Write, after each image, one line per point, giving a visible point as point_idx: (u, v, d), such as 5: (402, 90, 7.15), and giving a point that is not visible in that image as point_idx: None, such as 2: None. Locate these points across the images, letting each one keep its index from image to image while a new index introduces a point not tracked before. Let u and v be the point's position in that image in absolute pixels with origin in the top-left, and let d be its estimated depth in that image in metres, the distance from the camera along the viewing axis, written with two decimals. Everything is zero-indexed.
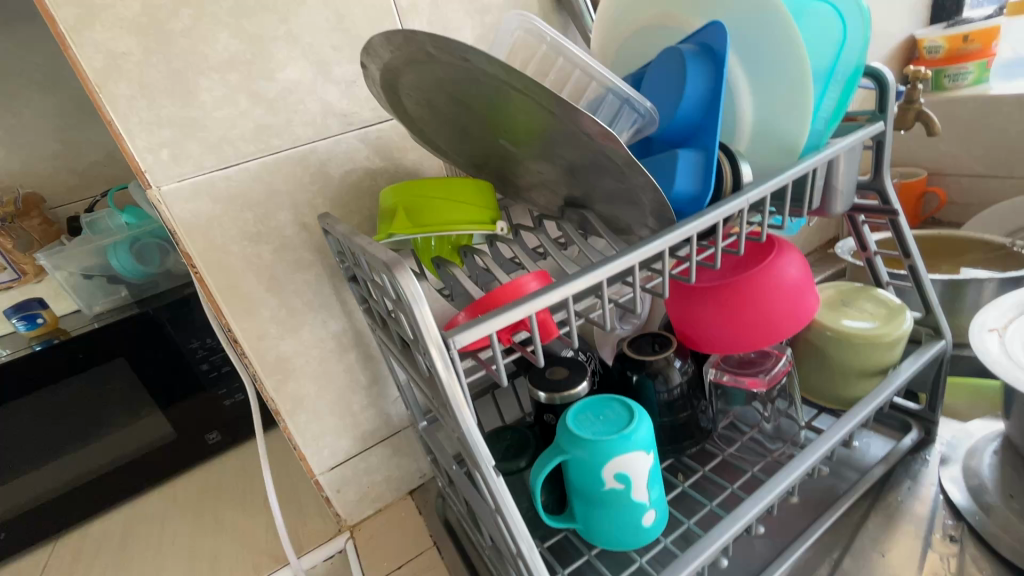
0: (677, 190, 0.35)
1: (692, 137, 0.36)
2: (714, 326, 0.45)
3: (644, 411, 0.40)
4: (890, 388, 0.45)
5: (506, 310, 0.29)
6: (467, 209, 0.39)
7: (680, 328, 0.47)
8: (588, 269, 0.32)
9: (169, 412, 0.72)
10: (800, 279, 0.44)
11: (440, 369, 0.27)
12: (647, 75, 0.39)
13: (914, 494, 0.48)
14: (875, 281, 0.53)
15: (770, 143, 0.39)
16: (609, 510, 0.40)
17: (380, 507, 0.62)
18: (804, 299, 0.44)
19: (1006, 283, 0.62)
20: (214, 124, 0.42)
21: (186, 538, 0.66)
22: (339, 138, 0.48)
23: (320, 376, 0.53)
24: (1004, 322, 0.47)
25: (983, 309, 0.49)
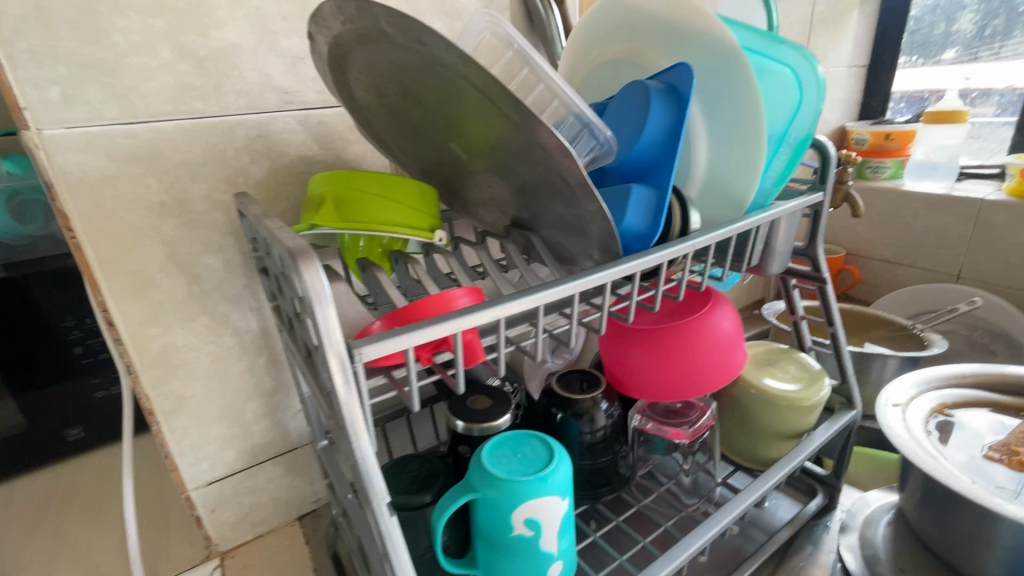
0: (626, 225, 0.33)
1: (647, 174, 0.35)
2: (644, 371, 0.43)
3: (565, 452, 0.38)
4: (803, 452, 0.46)
5: (427, 325, 0.25)
6: (403, 211, 0.36)
7: (611, 369, 0.46)
8: (525, 292, 0.29)
9: (21, 399, 0.61)
10: (732, 333, 0.44)
11: (339, 385, 0.23)
12: (610, 106, 0.38)
13: (814, 560, 0.49)
14: (799, 345, 0.55)
15: (720, 195, 0.39)
16: (514, 558, 0.36)
17: (262, 532, 0.54)
18: (734, 354, 0.44)
19: (905, 363, 0.67)
20: (130, 73, 0.37)
21: (11, 555, 0.55)
22: (275, 115, 0.43)
23: (211, 377, 0.47)
24: (905, 399, 0.49)
25: (890, 383, 0.51)
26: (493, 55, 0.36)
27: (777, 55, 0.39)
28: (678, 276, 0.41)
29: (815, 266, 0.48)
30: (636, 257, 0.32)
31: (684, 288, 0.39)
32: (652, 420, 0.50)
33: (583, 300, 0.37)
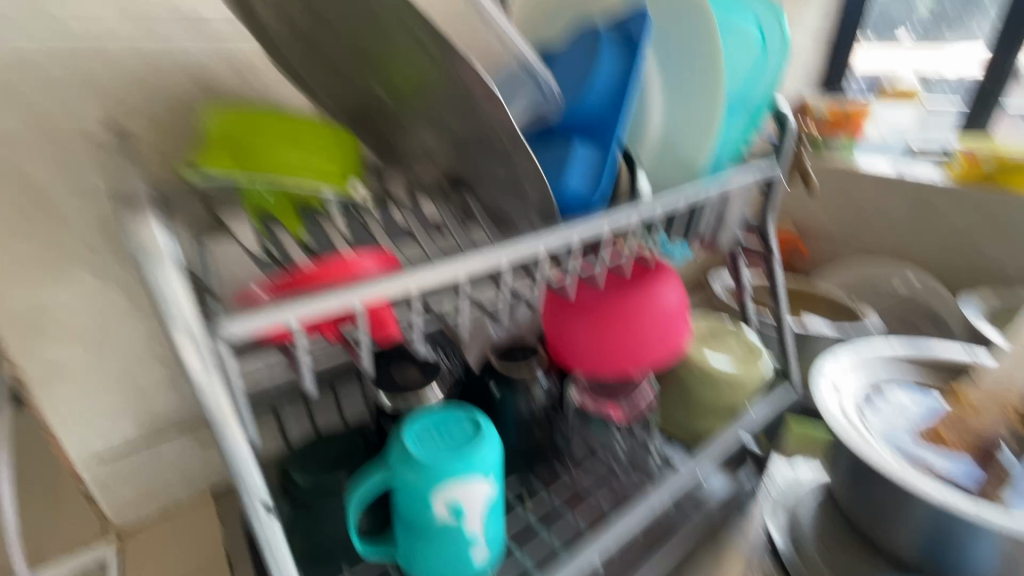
0: (570, 189, 0.30)
1: (592, 131, 0.31)
2: (584, 343, 0.41)
3: (494, 431, 0.35)
4: (737, 427, 0.46)
5: (315, 297, 0.22)
6: (314, 158, 0.31)
7: (552, 342, 0.43)
8: (442, 260, 0.25)
9: None
10: (677, 307, 0.42)
11: (194, 366, 0.20)
12: (556, 57, 0.34)
13: (743, 531, 0.50)
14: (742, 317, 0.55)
15: (671, 164, 0.36)
16: (435, 544, 0.34)
17: (168, 508, 0.49)
18: (678, 329, 0.42)
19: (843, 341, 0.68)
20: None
21: None
22: (171, 39, 0.37)
23: (95, 335, 0.41)
24: (843, 379, 0.49)
25: (827, 359, 0.50)
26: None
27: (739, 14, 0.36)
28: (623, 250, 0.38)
29: (765, 243, 0.46)
30: (570, 228, 0.29)
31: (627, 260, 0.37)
32: (593, 393, 0.48)
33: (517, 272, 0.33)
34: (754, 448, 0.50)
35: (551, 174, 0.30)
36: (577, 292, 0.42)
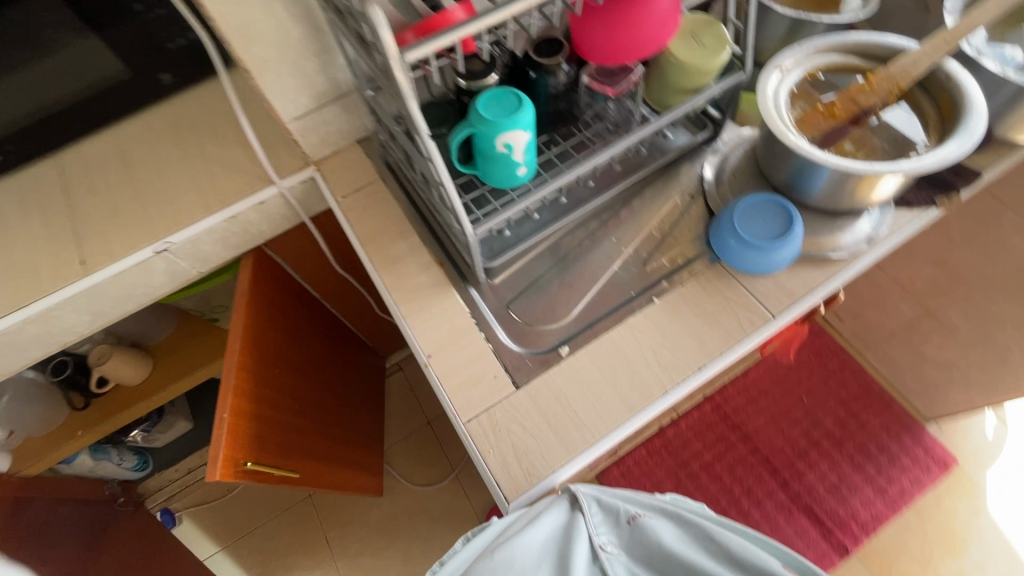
0: None
1: None
2: (596, 36, 0.58)
3: (529, 103, 0.58)
4: (724, 151, 0.73)
5: (442, 37, 0.43)
6: None
7: (617, 32, 0.57)
8: None
9: (334, 347, 1.12)
10: (667, 11, 0.57)
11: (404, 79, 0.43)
12: None
13: (716, 181, 0.71)
14: (815, 78, 0.67)
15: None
16: (495, 162, 0.61)
17: (359, 188, 0.75)
18: (666, 29, 0.58)
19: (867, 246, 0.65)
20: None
21: (165, 387, 1.10)
22: (340, 71, 0.68)
23: (296, 72, 0.65)
24: (787, 64, 0.65)
25: (795, 47, 0.66)
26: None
27: None
28: (579, 144, 0.69)
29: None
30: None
31: (592, 144, 0.68)
32: (608, 244, 0.69)
33: (537, 180, 0.67)
34: (808, 182, 0.63)
35: None
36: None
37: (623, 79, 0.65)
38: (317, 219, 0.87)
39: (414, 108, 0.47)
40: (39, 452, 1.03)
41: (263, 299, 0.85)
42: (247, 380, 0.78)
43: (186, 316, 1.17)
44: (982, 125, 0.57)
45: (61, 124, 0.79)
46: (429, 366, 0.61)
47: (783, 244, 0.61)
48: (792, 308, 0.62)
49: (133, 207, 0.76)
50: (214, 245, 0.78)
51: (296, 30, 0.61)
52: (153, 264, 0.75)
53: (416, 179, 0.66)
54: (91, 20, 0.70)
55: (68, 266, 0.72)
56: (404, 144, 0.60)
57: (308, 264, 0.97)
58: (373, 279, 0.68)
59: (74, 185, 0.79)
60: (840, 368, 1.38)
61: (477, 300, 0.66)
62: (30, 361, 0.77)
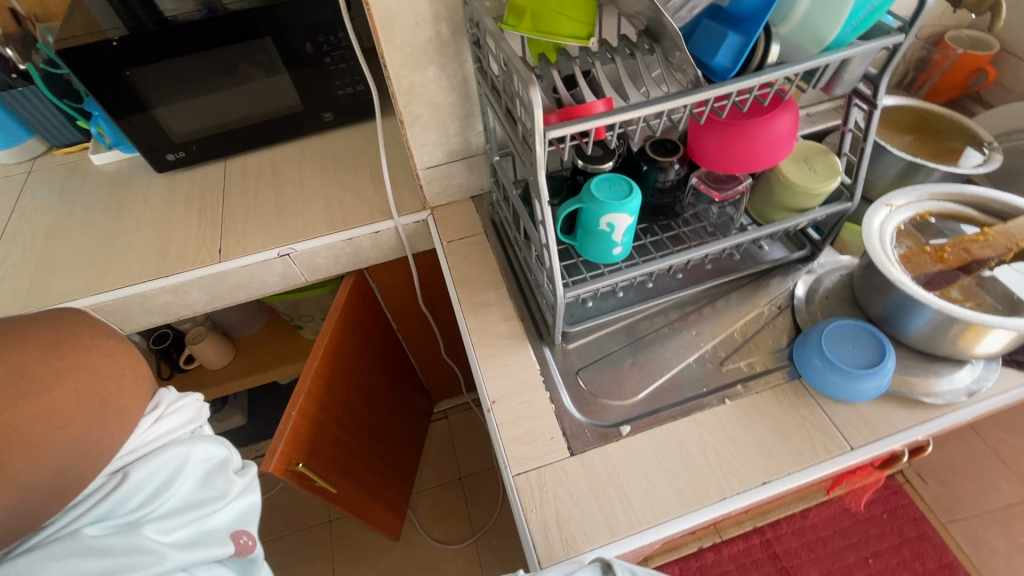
0: (717, 61, 0.51)
1: (744, 22, 0.49)
2: (712, 146, 0.63)
3: (639, 192, 0.63)
4: (819, 273, 0.74)
5: (581, 125, 0.49)
6: (571, 24, 0.53)
7: (732, 146, 0.62)
8: (676, 98, 0.52)
9: (396, 379, 1.17)
10: (784, 134, 0.61)
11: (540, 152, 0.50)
12: (698, 32, 0.53)
13: (807, 299, 0.71)
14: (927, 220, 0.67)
15: (803, 33, 0.52)
16: (595, 238, 0.66)
17: (463, 237, 0.83)
18: (780, 150, 0.62)
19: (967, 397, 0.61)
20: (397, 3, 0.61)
21: (238, 378, 1.18)
22: (475, 137, 0.78)
23: (440, 130, 0.75)
24: (896, 203, 0.67)
25: (905, 189, 0.67)
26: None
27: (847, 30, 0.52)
28: (675, 238, 0.73)
29: (875, 91, 0.59)
30: (710, 87, 0.51)
31: (687, 239, 0.72)
32: (687, 335, 0.71)
33: (629, 262, 0.71)
34: (909, 320, 0.62)
35: (711, 48, 0.51)
36: (729, 115, 0.62)
37: (730, 186, 0.69)
38: (417, 257, 0.95)
39: (541, 177, 0.53)
40: None
41: (352, 316, 0.92)
42: (319, 386, 0.83)
43: (275, 319, 1.27)
44: None
45: (238, 137, 0.94)
46: (491, 411, 0.64)
47: (872, 375, 0.59)
48: (874, 445, 0.59)
49: (272, 213, 0.88)
50: (326, 260, 0.88)
51: (451, 98, 0.72)
52: (274, 264, 0.85)
53: (518, 238, 0.73)
54: (289, 62, 0.86)
55: (208, 251, 0.83)
56: (517, 207, 0.67)
57: (397, 296, 1.04)
58: (458, 319, 0.73)
59: (231, 187, 0.93)
60: (918, 538, 1.20)
61: (549, 360, 0.68)
62: (149, 324, 0.87)
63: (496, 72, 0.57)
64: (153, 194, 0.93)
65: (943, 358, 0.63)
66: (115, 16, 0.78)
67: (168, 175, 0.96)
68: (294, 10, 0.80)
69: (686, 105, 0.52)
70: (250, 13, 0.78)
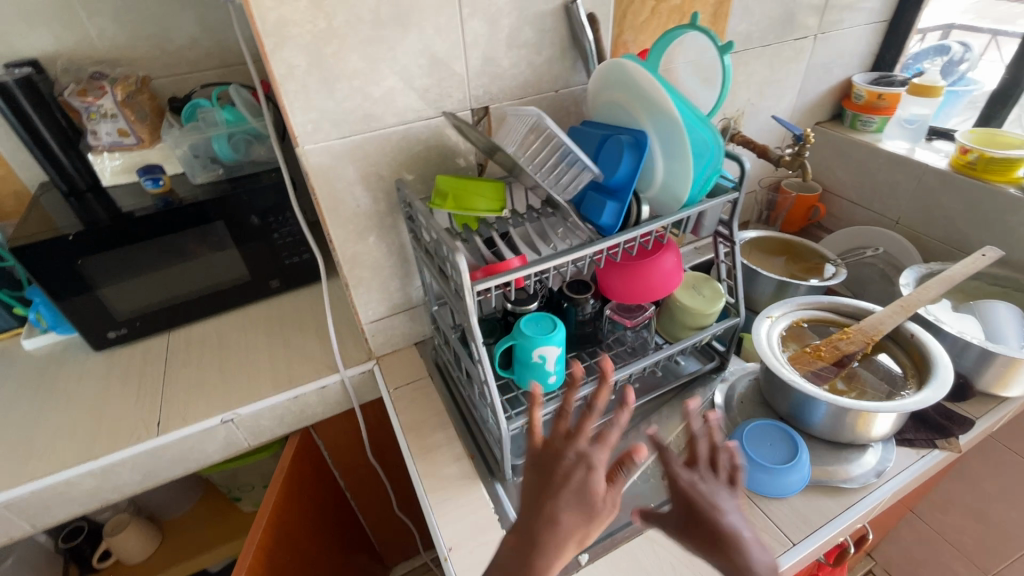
0: (603, 221, 0.64)
1: (617, 193, 0.64)
2: (617, 283, 0.75)
3: (562, 325, 0.72)
4: (731, 379, 0.83)
5: (503, 277, 0.59)
6: (485, 202, 0.65)
7: (633, 282, 0.74)
8: (579, 249, 0.64)
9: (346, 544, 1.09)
10: (671, 267, 0.74)
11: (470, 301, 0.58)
12: (585, 200, 0.67)
13: (725, 405, 0.79)
14: (803, 326, 0.80)
15: (665, 195, 0.67)
16: (529, 370, 0.72)
17: (409, 382, 0.87)
18: (671, 280, 0.75)
19: (877, 478, 0.68)
20: (340, 190, 0.72)
21: (161, 570, 1.05)
22: (413, 290, 0.87)
23: (381, 287, 0.84)
24: (775, 314, 0.80)
25: (777, 302, 0.81)
26: (512, 130, 0.68)
27: (697, 192, 0.68)
28: (603, 363, 0.81)
29: (730, 230, 0.73)
30: (602, 240, 0.64)
31: (613, 363, 0.80)
32: (627, 452, 0.75)
33: (563, 389, 0.77)
34: (812, 412, 0.71)
35: (596, 212, 0.64)
36: (625, 257, 0.75)
37: (639, 314, 0.80)
38: (364, 407, 0.97)
39: (474, 322, 0.61)
40: None
41: (296, 476, 0.89)
42: (258, 561, 0.76)
43: (208, 494, 1.18)
44: (952, 371, 0.67)
45: (183, 310, 0.98)
46: (448, 560, 0.62)
47: (792, 468, 0.65)
48: (813, 537, 0.63)
49: (216, 380, 0.89)
50: (270, 421, 0.87)
51: (390, 260, 0.82)
52: (215, 432, 0.83)
53: (461, 377, 0.78)
54: (239, 239, 0.94)
55: (144, 426, 0.81)
56: (456, 349, 0.74)
57: (344, 450, 1.02)
58: (408, 465, 0.74)
59: (173, 357, 0.94)
60: None
61: (502, 496, 0.69)
62: (67, 516, 0.80)
63: (428, 240, 0.67)
64: (87, 374, 0.92)
65: (849, 444, 0.71)
66: (73, 214, 0.86)
67: (106, 352, 0.96)
68: (246, 197, 0.91)
69: (587, 255, 0.64)
70: (206, 203, 0.88)
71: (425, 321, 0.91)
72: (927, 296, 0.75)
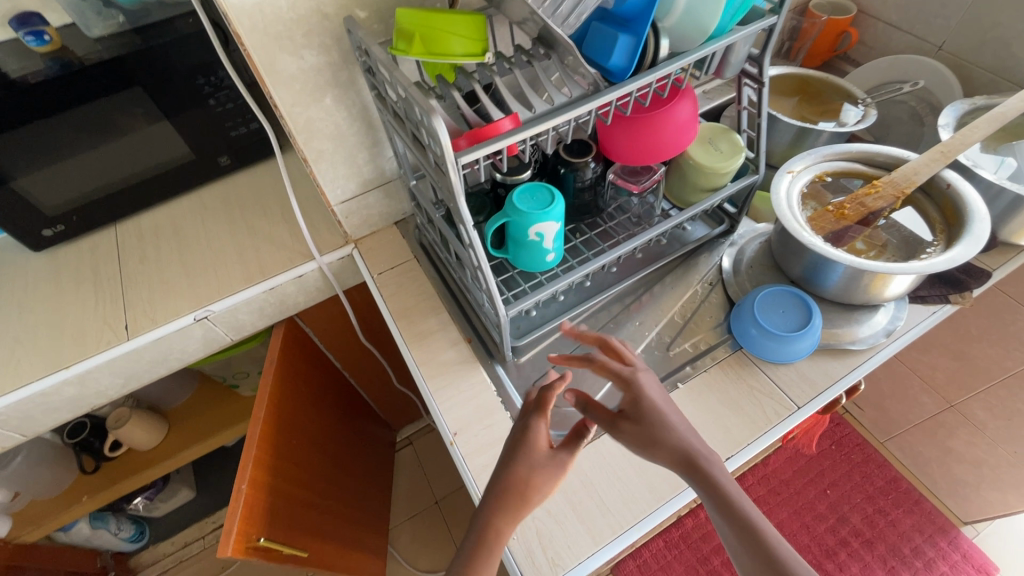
0: (613, 63, 0.52)
1: (630, 25, 0.51)
2: (622, 141, 0.64)
3: (561, 196, 0.63)
4: (741, 242, 0.78)
5: (491, 144, 0.48)
6: (462, 43, 0.51)
7: (641, 140, 0.63)
8: (585, 102, 0.52)
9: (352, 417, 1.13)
10: (686, 119, 0.63)
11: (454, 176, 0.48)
12: (589, 35, 0.53)
13: (733, 270, 0.75)
14: (824, 179, 0.72)
15: (687, 26, 0.53)
16: (526, 249, 0.65)
17: (393, 266, 0.79)
18: (685, 135, 0.64)
19: (886, 336, 0.66)
20: (275, 37, 0.56)
21: (176, 453, 1.09)
22: (385, 162, 0.75)
23: (347, 160, 0.71)
24: (796, 168, 0.71)
25: (798, 154, 0.72)
26: None
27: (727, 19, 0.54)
28: (604, 234, 0.74)
29: (759, 69, 0.61)
30: (611, 89, 0.52)
31: (616, 234, 0.73)
32: (630, 325, 0.72)
33: (563, 266, 0.71)
34: (830, 275, 0.66)
35: (604, 51, 0.52)
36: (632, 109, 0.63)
37: (646, 177, 0.71)
38: (349, 292, 0.91)
39: (463, 202, 0.51)
40: (38, 518, 0.99)
41: (291, 365, 0.87)
42: (265, 450, 0.77)
43: (206, 382, 1.18)
44: (988, 227, 0.61)
45: (123, 198, 0.85)
46: (454, 444, 0.62)
47: (805, 335, 0.63)
48: (817, 400, 0.63)
49: (179, 275, 0.81)
50: (249, 314, 0.82)
51: (353, 126, 0.68)
52: (191, 330, 0.78)
53: (450, 259, 0.71)
54: (167, 109, 0.78)
55: (111, 330, 0.75)
56: (442, 229, 0.65)
57: (335, 334, 1.00)
58: (403, 354, 0.71)
59: (126, 253, 0.84)
60: (864, 461, 1.37)
61: (503, 378, 0.67)
62: (56, 423, 0.78)
63: (395, 100, 0.54)
64: (33, 278, 0.82)
65: (861, 306, 0.68)
66: None
67: (48, 252, 0.86)
68: (161, 53, 0.72)
69: (591, 110, 0.53)
70: (111, 65, 0.70)
71: (403, 197, 0.81)
72: (973, 137, 0.65)
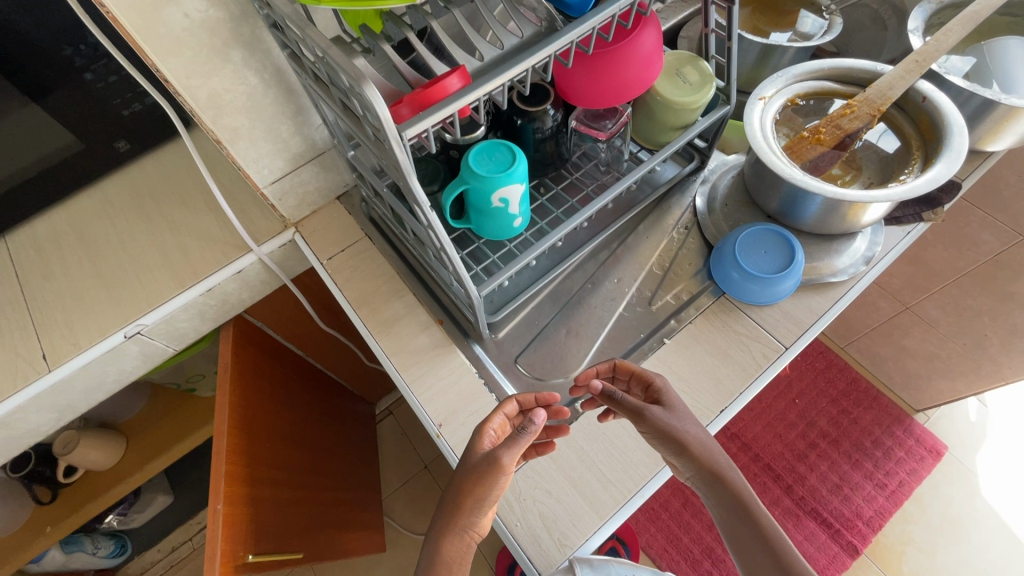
0: None
1: None
2: (584, 84, 0.57)
3: (522, 154, 0.56)
4: (714, 178, 0.73)
5: (438, 111, 0.41)
6: None
7: (605, 81, 0.56)
8: (543, 45, 0.44)
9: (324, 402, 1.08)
10: (651, 49, 0.56)
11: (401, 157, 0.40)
12: None
13: (708, 210, 0.71)
14: (796, 100, 0.68)
15: None
16: (491, 217, 0.59)
17: (343, 248, 0.71)
18: (651, 68, 0.57)
19: (866, 263, 0.65)
20: None
21: (141, 467, 1.02)
22: (314, 132, 0.65)
23: (269, 134, 0.61)
24: (769, 92, 0.66)
25: (768, 77, 0.66)
26: None
27: None
28: (570, 188, 0.68)
29: None
30: (571, 25, 0.44)
31: (584, 188, 0.67)
32: (608, 282, 0.68)
33: (532, 229, 0.65)
34: (810, 206, 0.63)
35: None
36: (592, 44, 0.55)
37: (611, 121, 0.65)
38: (298, 280, 0.83)
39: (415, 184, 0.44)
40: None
41: (248, 365, 0.80)
42: (237, 463, 0.71)
43: (157, 389, 1.09)
44: (965, 141, 0.58)
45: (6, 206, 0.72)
46: (441, 436, 0.58)
47: (788, 275, 0.61)
48: (802, 338, 0.62)
49: (96, 288, 0.70)
50: (189, 321, 0.73)
51: (269, 94, 0.58)
52: (125, 349, 0.69)
53: (406, 236, 0.64)
54: (34, 91, 0.64)
55: (27, 363, 0.65)
56: (393, 206, 0.58)
57: (290, 324, 0.92)
58: (370, 345, 0.65)
59: (25, 270, 0.72)
60: (827, 367, 1.44)
61: (483, 358, 0.63)
62: None
63: (312, 62, 0.45)
64: None
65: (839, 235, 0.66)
66: None
67: None
68: (6, 22, 0.57)
69: (551, 55, 0.45)
70: None
71: (341, 169, 0.71)
72: (947, 43, 0.62)
